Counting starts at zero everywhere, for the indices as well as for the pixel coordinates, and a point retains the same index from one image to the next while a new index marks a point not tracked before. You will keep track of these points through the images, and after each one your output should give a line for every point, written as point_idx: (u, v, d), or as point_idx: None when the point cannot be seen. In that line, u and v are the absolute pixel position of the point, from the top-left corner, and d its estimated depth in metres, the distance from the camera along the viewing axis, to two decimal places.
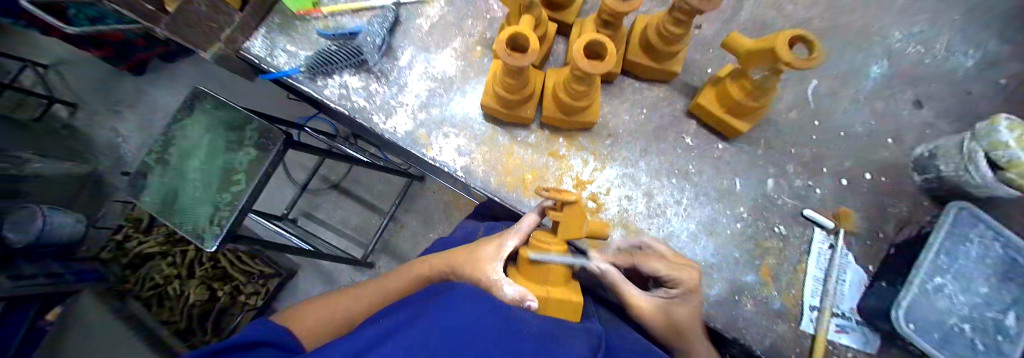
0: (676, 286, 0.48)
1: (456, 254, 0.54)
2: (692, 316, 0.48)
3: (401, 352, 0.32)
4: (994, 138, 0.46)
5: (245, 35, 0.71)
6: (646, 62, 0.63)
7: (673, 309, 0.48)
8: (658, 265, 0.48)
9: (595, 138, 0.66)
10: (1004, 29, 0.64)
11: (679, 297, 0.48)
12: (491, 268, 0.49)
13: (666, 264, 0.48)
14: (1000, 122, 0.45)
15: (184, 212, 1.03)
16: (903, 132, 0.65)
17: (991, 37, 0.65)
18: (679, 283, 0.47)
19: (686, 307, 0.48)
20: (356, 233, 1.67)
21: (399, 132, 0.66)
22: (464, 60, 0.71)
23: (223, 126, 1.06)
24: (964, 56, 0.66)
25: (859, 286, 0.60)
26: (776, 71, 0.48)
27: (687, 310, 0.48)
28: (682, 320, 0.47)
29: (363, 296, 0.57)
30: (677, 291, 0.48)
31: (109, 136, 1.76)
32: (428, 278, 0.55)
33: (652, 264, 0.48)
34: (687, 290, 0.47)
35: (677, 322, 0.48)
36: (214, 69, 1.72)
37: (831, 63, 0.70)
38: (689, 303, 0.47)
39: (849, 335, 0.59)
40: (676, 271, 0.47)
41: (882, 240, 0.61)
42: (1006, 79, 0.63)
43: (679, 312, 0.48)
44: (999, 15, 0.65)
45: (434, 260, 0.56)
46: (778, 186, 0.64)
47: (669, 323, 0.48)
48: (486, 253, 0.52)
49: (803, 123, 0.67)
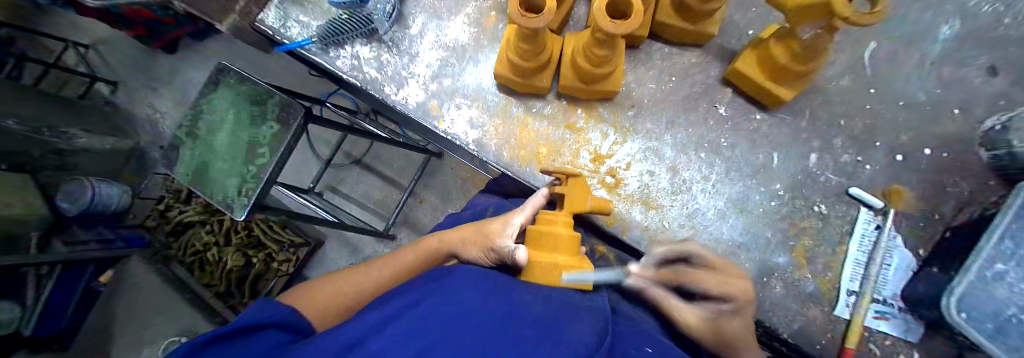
0: (726, 303, 0.44)
1: (467, 231, 0.57)
2: (743, 332, 0.44)
3: (402, 335, 0.31)
4: None
5: (259, 6, 0.68)
6: (680, 24, 0.57)
7: (722, 325, 0.44)
8: (708, 283, 0.43)
9: (615, 108, 0.62)
10: None
11: (731, 313, 0.44)
12: (500, 243, 0.50)
13: (718, 281, 0.43)
14: None
15: (215, 184, 1.08)
16: (974, 101, 0.56)
17: None
18: (730, 299, 0.43)
19: (736, 321, 0.44)
20: (379, 207, 1.71)
21: (410, 103, 0.64)
22: (477, 26, 0.67)
23: (247, 101, 1.07)
24: None
25: (905, 272, 0.55)
26: (829, 29, 0.42)
27: (737, 327, 0.44)
28: (732, 337, 0.44)
29: (372, 272, 0.59)
30: (727, 307, 0.44)
31: (149, 113, 1.85)
32: (439, 249, 0.59)
33: (704, 284, 0.43)
34: (740, 306, 0.43)
35: (729, 340, 0.44)
36: (238, 45, 1.74)
37: (897, 19, 0.60)
38: (739, 320, 0.44)
39: (889, 322, 0.55)
40: (723, 286, 0.43)
41: (937, 223, 0.55)
42: None
43: (732, 329, 0.44)
44: None
45: (443, 234, 0.59)
46: (821, 161, 0.58)
47: (717, 338, 0.45)
48: (494, 227, 0.53)
49: (857, 90, 0.60)
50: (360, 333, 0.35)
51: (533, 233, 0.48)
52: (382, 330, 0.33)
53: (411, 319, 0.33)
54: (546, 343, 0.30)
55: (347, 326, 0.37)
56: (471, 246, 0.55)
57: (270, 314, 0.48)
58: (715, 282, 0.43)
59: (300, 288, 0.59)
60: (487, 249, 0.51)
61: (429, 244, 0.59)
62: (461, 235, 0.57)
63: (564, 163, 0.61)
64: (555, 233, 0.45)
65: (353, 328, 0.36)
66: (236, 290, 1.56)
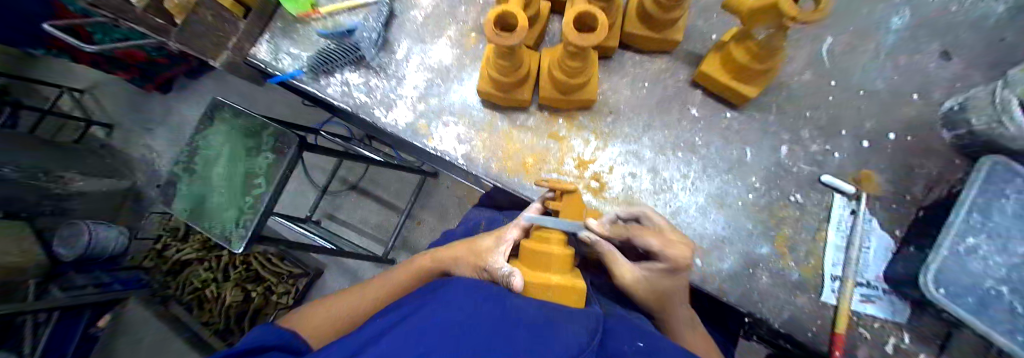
0: (663, 262, 0.48)
1: (459, 247, 0.57)
2: (674, 286, 0.50)
3: (397, 346, 0.32)
4: None
5: (251, 42, 0.74)
6: (645, 33, 0.61)
7: (659, 279, 0.50)
8: (654, 243, 0.47)
9: (594, 116, 0.65)
10: None
11: (667, 271, 0.49)
12: (492, 259, 0.49)
13: (663, 242, 0.48)
14: None
15: (213, 217, 1.09)
16: (929, 86, 0.60)
17: None
18: (670, 261, 0.47)
19: (672, 276, 0.50)
20: (376, 231, 1.72)
21: (400, 124, 0.67)
22: (460, 48, 0.71)
23: (242, 133, 1.10)
24: (996, 1, 0.60)
25: (885, 252, 0.57)
26: (782, 29, 0.46)
27: (671, 281, 0.50)
28: (665, 288, 0.50)
29: (369, 292, 0.59)
30: (666, 265, 0.48)
31: (145, 153, 1.87)
32: (432, 268, 0.58)
33: (647, 242, 0.47)
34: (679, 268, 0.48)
35: (662, 289, 0.50)
36: (233, 81, 1.79)
37: (845, 17, 0.65)
38: (676, 276, 0.49)
39: (876, 304, 0.56)
40: (671, 248, 0.47)
41: (911, 203, 0.58)
42: None
43: (665, 281, 0.50)
44: None
45: (436, 252, 0.59)
46: (792, 153, 0.61)
47: (652, 291, 0.51)
48: (486, 244, 0.54)
49: (819, 83, 0.64)
50: (361, 343, 0.37)
51: (526, 251, 0.46)
52: (381, 338, 0.35)
53: (410, 326, 0.35)
54: (539, 345, 0.31)
55: (351, 335, 0.39)
56: (462, 264, 0.55)
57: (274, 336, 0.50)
58: (660, 242, 0.48)
59: (298, 311, 0.59)
60: (479, 268, 0.51)
61: (421, 262, 0.59)
62: (452, 253, 0.57)
63: (550, 171, 0.64)
64: (547, 252, 0.43)
65: (354, 338, 0.38)
66: (235, 326, 1.55)
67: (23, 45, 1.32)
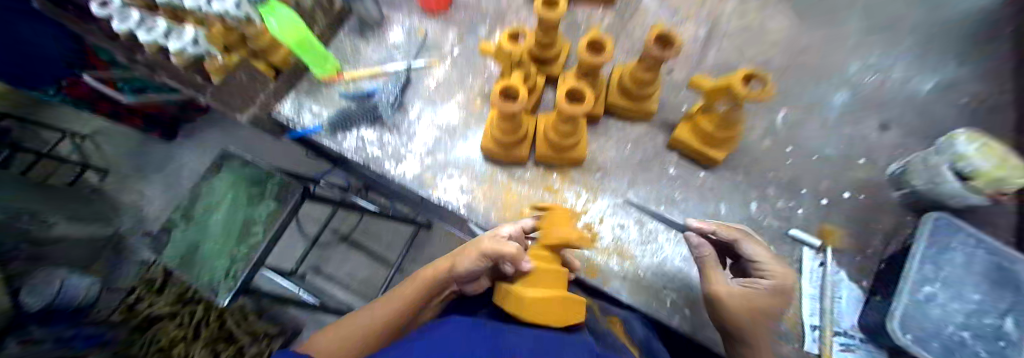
0: (772, 278, 0.53)
1: (462, 250, 0.58)
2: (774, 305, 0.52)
3: None
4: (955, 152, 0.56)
5: (277, 100, 0.83)
6: (627, 105, 0.71)
7: (759, 298, 0.51)
8: (766, 257, 0.54)
9: (585, 172, 0.72)
10: (908, 65, 0.84)
11: (773, 288, 0.52)
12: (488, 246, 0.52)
13: (773, 259, 0.55)
14: (959, 137, 0.56)
15: (202, 266, 1.07)
16: (875, 155, 0.74)
17: (911, 73, 0.83)
18: (778, 276, 0.53)
19: (773, 299, 0.51)
20: (363, 287, 1.68)
21: (407, 176, 0.73)
22: (466, 111, 0.81)
23: (247, 181, 1.14)
24: (920, 82, 0.82)
25: (856, 303, 0.61)
26: (738, 106, 0.55)
27: (768, 301, 0.52)
28: (766, 304, 0.51)
29: (376, 311, 0.59)
30: (772, 281, 0.52)
31: (135, 199, 1.85)
32: (438, 277, 0.59)
33: (756, 251, 0.55)
34: (784, 286, 0.52)
35: (763, 305, 0.51)
36: (244, 133, 1.89)
37: (789, 96, 0.80)
38: (778, 296, 0.52)
39: (856, 353, 0.58)
40: (779, 270, 0.54)
41: (871, 256, 0.64)
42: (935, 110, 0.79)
43: (769, 299, 0.51)
44: (908, 57, 0.85)
45: (439, 265, 0.60)
46: (760, 208, 0.69)
47: (753, 303, 0.51)
48: (486, 245, 0.52)
49: (778, 148, 0.74)
50: None
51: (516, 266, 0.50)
52: None
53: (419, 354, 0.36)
54: None
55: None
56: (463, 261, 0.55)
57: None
58: (769, 258, 0.55)
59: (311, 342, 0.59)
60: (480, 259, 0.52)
61: (429, 274, 0.59)
62: (456, 258, 0.57)
63: None
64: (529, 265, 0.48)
65: None
66: None
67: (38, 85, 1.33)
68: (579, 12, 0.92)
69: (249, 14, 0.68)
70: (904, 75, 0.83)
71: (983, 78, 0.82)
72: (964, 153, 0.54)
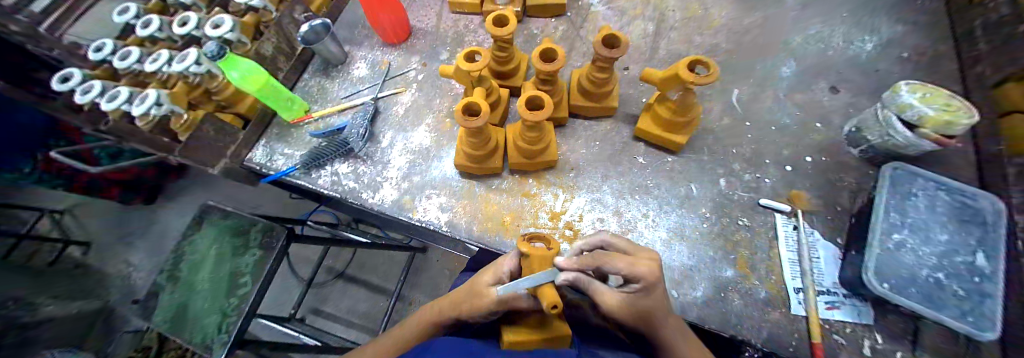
0: (636, 282, 0.42)
1: (462, 292, 0.52)
2: (656, 303, 0.43)
3: None
4: (900, 102, 0.60)
5: (248, 147, 0.83)
6: (589, 104, 0.74)
7: (638, 303, 0.43)
8: (620, 264, 0.42)
9: (559, 173, 0.74)
10: (845, 29, 0.89)
11: (644, 293, 0.42)
12: (492, 293, 0.46)
13: (628, 262, 0.42)
14: (900, 88, 0.60)
15: (194, 325, 1.03)
16: (829, 118, 0.77)
17: (850, 37, 0.88)
18: (639, 279, 0.42)
19: (650, 299, 0.43)
20: (365, 320, 1.64)
21: (386, 202, 0.73)
22: (436, 131, 0.82)
23: (230, 232, 1.13)
24: (861, 43, 0.87)
25: (834, 260, 0.63)
26: (688, 91, 0.59)
27: (652, 301, 0.43)
28: (647, 312, 0.43)
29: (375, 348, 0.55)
30: (640, 286, 0.42)
31: (120, 269, 1.76)
32: (441, 321, 0.53)
33: (614, 265, 0.42)
34: (650, 285, 0.42)
35: (645, 313, 0.43)
36: (225, 185, 1.88)
37: (740, 75, 0.84)
38: (652, 295, 0.43)
39: (841, 309, 0.59)
40: (638, 269, 0.42)
41: (841, 213, 0.67)
42: (877, 68, 0.83)
43: (645, 304, 0.43)
44: (844, 23, 0.90)
45: (439, 304, 0.54)
46: (729, 183, 0.71)
47: (636, 314, 0.43)
48: (485, 281, 0.49)
49: (737, 124, 0.77)
50: None
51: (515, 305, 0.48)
52: None
53: None
54: None
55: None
56: (466, 309, 0.49)
57: None
58: (626, 263, 0.42)
59: None
60: (485, 309, 0.47)
61: (428, 313, 0.54)
62: (457, 298, 0.52)
63: (528, 226, 0.69)
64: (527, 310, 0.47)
65: None
66: None
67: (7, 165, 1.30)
68: (533, 24, 0.97)
69: (210, 69, 0.80)
70: (842, 40, 0.88)
71: (918, 32, 0.88)
72: (907, 102, 0.59)
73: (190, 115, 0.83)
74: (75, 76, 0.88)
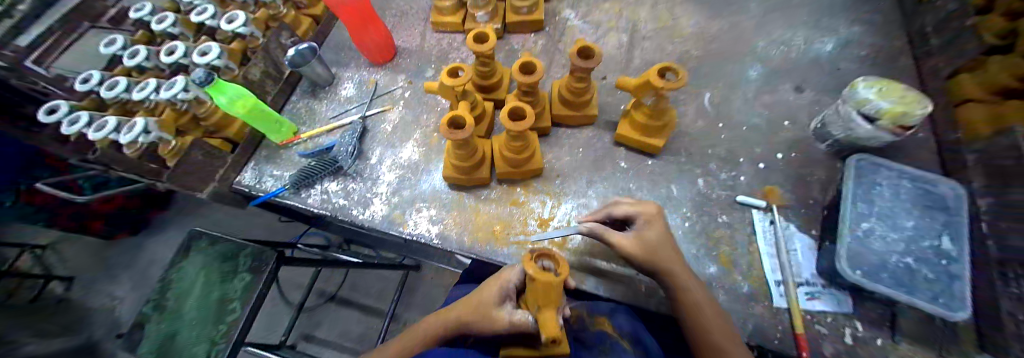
0: (640, 218, 0.57)
1: (466, 307, 0.52)
2: (659, 237, 0.55)
3: None
4: (859, 98, 0.64)
5: (236, 171, 0.84)
6: (570, 113, 0.78)
7: (647, 237, 0.55)
8: (626, 208, 0.58)
9: (546, 181, 0.76)
10: (805, 33, 0.95)
11: (647, 226, 0.56)
12: (500, 314, 0.47)
13: (635, 205, 0.59)
14: (859, 86, 0.65)
15: (180, 357, 1.00)
16: (796, 116, 0.82)
17: (810, 40, 0.94)
18: (642, 214, 0.57)
19: (655, 232, 0.55)
20: (360, 342, 1.61)
21: (377, 218, 0.74)
22: (424, 146, 0.84)
23: (218, 258, 1.11)
24: (821, 46, 0.93)
25: (810, 252, 0.66)
26: (661, 96, 0.62)
27: (656, 231, 0.55)
28: (655, 241, 0.54)
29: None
30: (643, 220, 0.57)
31: (103, 303, 1.70)
32: (443, 334, 0.53)
33: (622, 207, 0.58)
34: (651, 218, 0.57)
35: (654, 247, 0.54)
36: (213, 211, 1.85)
37: (711, 80, 0.89)
38: (657, 229, 0.56)
39: (821, 300, 0.62)
40: (641, 207, 0.58)
41: (813, 206, 0.71)
42: (838, 68, 0.89)
43: (651, 236, 0.55)
44: (804, 27, 0.96)
45: (441, 317, 0.54)
46: (707, 182, 0.74)
47: (646, 249, 0.54)
48: (491, 298, 0.49)
49: (711, 126, 0.81)
50: None
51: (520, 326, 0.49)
52: None
53: None
54: None
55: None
56: (472, 325, 0.50)
57: None
58: (632, 205, 0.59)
59: None
60: (492, 328, 0.47)
61: (430, 326, 0.54)
62: (462, 313, 0.52)
63: (517, 233, 0.71)
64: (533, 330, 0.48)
65: None
66: None
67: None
68: (514, 39, 1.01)
69: (198, 95, 0.81)
70: (804, 43, 0.94)
71: (871, 33, 0.94)
72: (865, 97, 0.63)
73: (177, 142, 0.84)
74: (60, 108, 0.88)
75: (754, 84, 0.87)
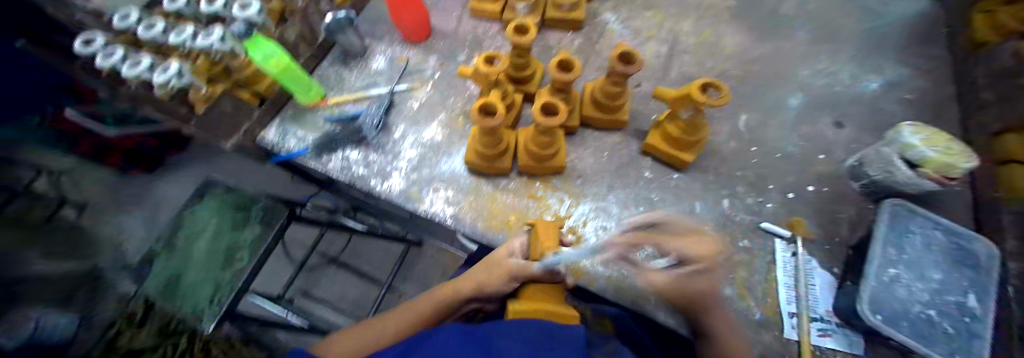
0: (693, 262, 0.47)
1: (478, 271, 0.58)
2: (706, 290, 0.48)
3: None
4: (903, 142, 0.61)
5: (262, 127, 0.85)
6: (601, 115, 0.76)
7: (687, 286, 0.48)
8: (677, 245, 0.49)
9: (566, 179, 0.75)
10: (852, 67, 0.92)
11: (696, 273, 0.48)
12: (509, 264, 0.53)
13: (686, 243, 0.48)
14: (904, 129, 0.61)
15: (185, 297, 1.03)
16: (831, 150, 0.79)
17: (857, 75, 0.91)
18: (696, 258, 0.47)
19: (699, 283, 0.48)
20: (353, 312, 1.63)
21: (393, 191, 0.74)
22: (449, 128, 0.84)
23: (231, 208, 1.13)
24: (867, 83, 0.89)
25: (829, 289, 0.64)
26: (699, 112, 0.61)
27: (704, 284, 0.48)
28: (701, 294, 0.48)
29: (391, 320, 0.58)
30: (694, 266, 0.47)
31: None
32: (454, 300, 0.58)
33: (670, 245, 0.49)
34: (703, 266, 0.47)
35: (694, 296, 0.48)
36: (230, 164, 1.89)
37: (749, 101, 0.86)
38: (704, 279, 0.47)
39: (832, 338, 0.60)
40: (690, 249, 0.47)
41: (839, 244, 0.68)
42: (882, 107, 0.85)
43: (698, 286, 0.48)
44: (852, 61, 0.93)
45: (455, 284, 0.59)
46: (732, 205, 0.72)
47: (683, 296, 0.49)
48: (501, 255, 0.56)
49: (742, 148, 0.79)
50: None
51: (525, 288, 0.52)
52: None
53: None
54: None
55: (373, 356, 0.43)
56: (484, 284, 0.55)
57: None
58: (685, 242, 0.48)
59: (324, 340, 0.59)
60: (502, 277, 0.53)
61: (442, 294, 0.59)
62: (474, 281, 0.57)
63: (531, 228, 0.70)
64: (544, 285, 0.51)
65: None
66: None
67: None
68: (550, 35, 0.99)
69: (234, 48, 0.82)
70: (850, 77, 0.90)
71: (923, 76, 0.90)
72: (911, 142, 0.60)
73: (208, 90, 0.85)
74: (99, 41, 0.89)
75: (792, 112, 0.84)
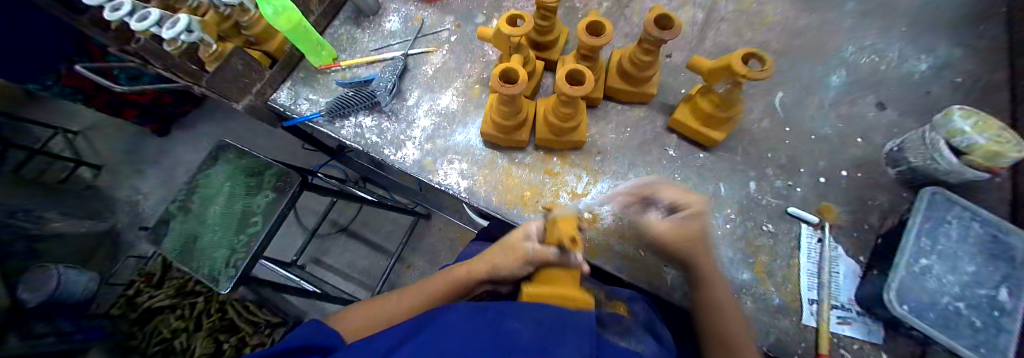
0: (684, 209, 0.53)
1: (494, 252, 0.57)
2: (701, 234, 0.52)
3: None
4: (951, 127, 0.56)
5: (273, 89, 0.83)
6: (625, 87, 0.72)
7: (685, 227, 0.52)
8: (672, 192, 0.54)
9: (585, 155, 0.72)
10: (904, 43, 0.84)
11: (688, 219, 0.52)
12: (522, 247, 0.51)
13: (678, 191, 0.54)
14: (954, 113, 0.56)
15: (202, 258, 1.05)
16: (870, 134, 0.74)
17: (908, 52, 0.83)
18: (687, 204, 0.52)
19: (697, 225, 0.51)
20: (364, 277, 1.68)
21: (407, 161, 0.72)
22: (464, 96, 0.80)
23: (245, 172, 1.14)
24: (919, 61, 0.82)
25: (853, 277, 0.62)
26: (737, 84, 0.56)
27: (698, 227, 0.51)
28: (695, 237, 0.51)
29: (409, 294, 0.60)
30: (687, 211, 0.52)
31: (129, 195, 1.78)
32: (468, 278, 0.58)
33: (664, 191, 0.54)
34: (697, 212, 0.52)
35: (690, 240, 0.51)
36: (241, 127, 1.88)
37: (787, 77, 0.80)
38: (698, 223, 0.51)
39: (851, 325, 0.59)
40: (687, 197, 0.53)
41: (868, 232, 0.65)
42: (932, 89, 0.79)
43: (693, 229, 0.51)
44: (906, 36, 0.85)
45: (471, 263, 0.59)
46: (759, 187, 0.69)
47: (679, 242, 0.51)
48: (517, 238, 0.54)
49: (775, 129, 0.74)
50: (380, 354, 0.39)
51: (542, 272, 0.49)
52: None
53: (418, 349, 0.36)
54: None
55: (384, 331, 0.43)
56: (498, 265, 0.54)
57: (314, 333, 0.49)
58: (676, 192, 0.53)
59: (345, 312, 0.62)
60: (515, 260, 0.52)
61: (457, 272, 0.59)
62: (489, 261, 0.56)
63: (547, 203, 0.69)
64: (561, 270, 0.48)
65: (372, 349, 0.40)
66: None
67: (28, 80, 1.30)
68: None
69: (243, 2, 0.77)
70: (900, 55, 0.83)
71: (984, 54, 0.82)
72: (959, 128, 0.55)
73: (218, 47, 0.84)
74: None
75: (832, 90, 0.79)
